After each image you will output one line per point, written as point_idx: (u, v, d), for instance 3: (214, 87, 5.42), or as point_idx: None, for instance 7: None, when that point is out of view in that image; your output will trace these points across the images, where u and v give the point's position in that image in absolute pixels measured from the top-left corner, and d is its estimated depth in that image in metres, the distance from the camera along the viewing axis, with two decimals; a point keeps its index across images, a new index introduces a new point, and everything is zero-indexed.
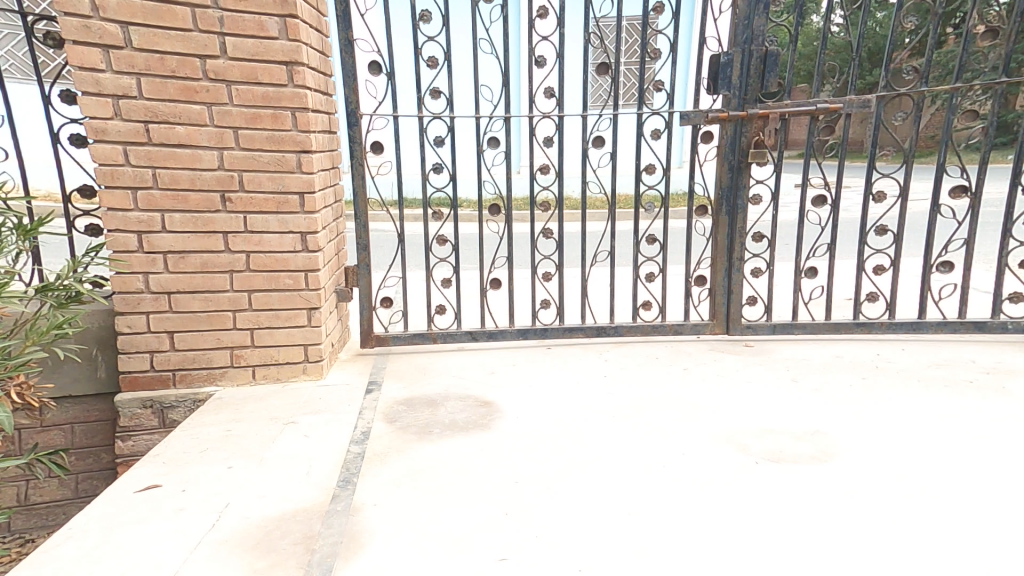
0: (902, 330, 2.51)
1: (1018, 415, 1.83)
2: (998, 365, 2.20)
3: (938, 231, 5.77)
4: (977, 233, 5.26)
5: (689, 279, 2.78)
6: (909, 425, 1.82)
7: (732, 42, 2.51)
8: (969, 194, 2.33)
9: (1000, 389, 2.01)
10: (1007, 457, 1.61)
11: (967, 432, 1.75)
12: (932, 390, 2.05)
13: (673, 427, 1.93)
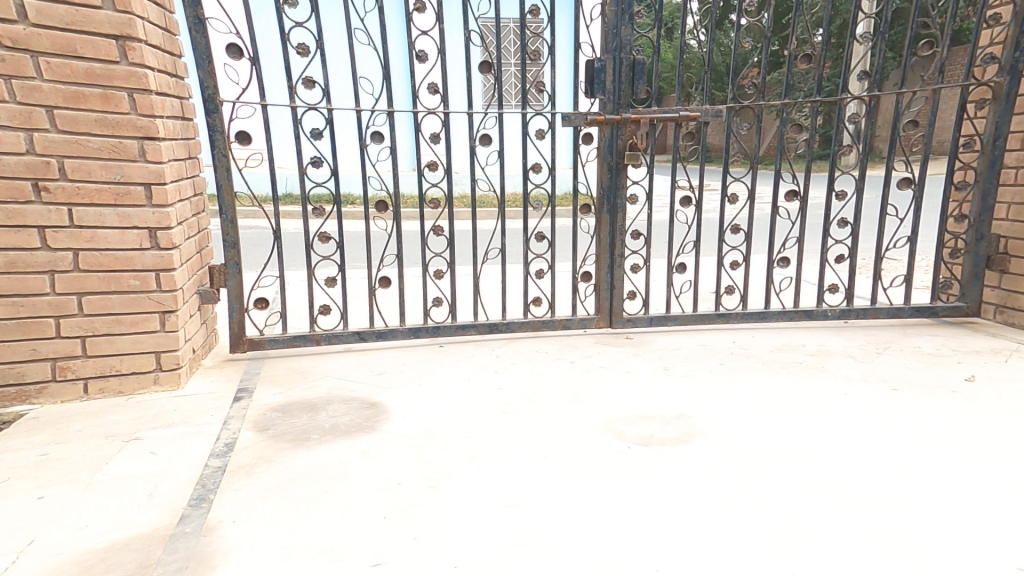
0: (752, 319, 2.84)
1: (837, 387, 2.15)
2: (822, 347, 2.56)
3: (779, 230, 6.65)
4: (808, 232, 6.14)
5: (575, 275, 2.91)
6: (757, 404, 2.05)
7: (604, 49, 2.66)
8: (799, 197, 2.68)
9: (825, 367, 2.34)
10: (830, 424, 1.88)
11: (801, 406, 2.02)
12: (775, 371, 2.34)
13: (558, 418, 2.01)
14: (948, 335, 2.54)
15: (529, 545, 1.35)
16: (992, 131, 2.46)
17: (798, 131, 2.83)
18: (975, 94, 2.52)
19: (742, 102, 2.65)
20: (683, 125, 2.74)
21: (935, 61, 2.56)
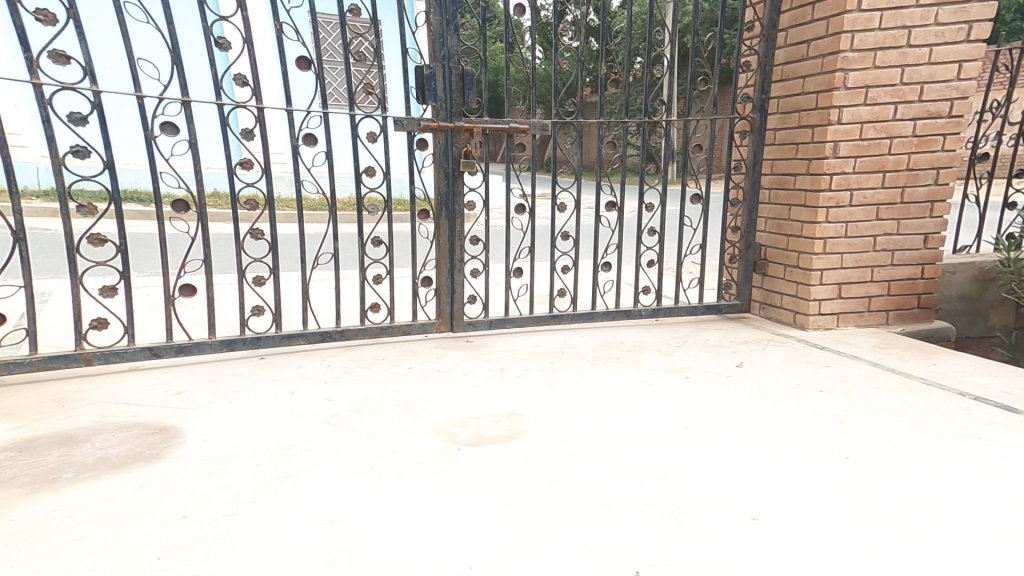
0: (582, 319, 3.07)
1: (646, 378, 2.41)
2: (636, 343, 2.85)
3: (600, 237, 7.39)
4: (623, 239, 6.93)
5: (415, 280, 2.83)
6: (580, 399, 2.21)
7: (433, 57, 2.67)
8: (617, 208, 2.96)
9: (637, 361, 2.61)
10: (639, 411, 2.10)
11: (619, 398, 2.20)
12: (597, 367, 2.54)
13: (388, 426, 1.93)
14: (730, 327, 3.01)
15: (340, 562, 1.26)
16: (754, 156, 3.02)
17: (614, 149, 3.16)
18: (739, 126, 3.08)
19: (566, 119, 2.92)
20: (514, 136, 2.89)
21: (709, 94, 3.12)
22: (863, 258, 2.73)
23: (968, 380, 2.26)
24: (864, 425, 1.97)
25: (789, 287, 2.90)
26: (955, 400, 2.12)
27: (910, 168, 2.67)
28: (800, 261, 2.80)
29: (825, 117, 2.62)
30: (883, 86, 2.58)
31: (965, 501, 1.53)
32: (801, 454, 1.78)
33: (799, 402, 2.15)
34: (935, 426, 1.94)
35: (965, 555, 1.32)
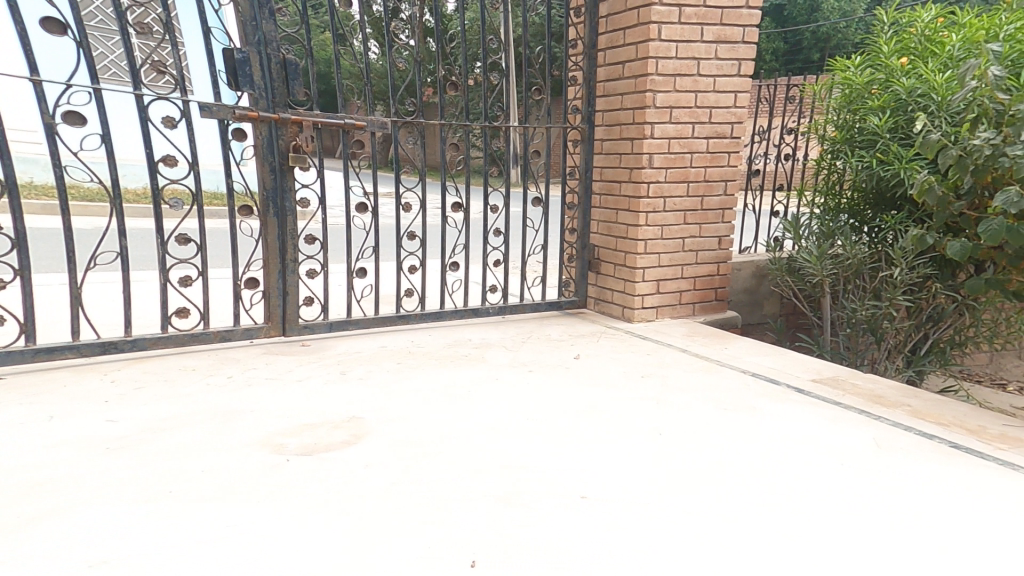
0: (430, 319, 2.99)
1: (492, 374, 2.43)
2: (483, 342, 2.85)
3: (446, 238, 7.43)
4: (468, 239, 7.05)
5: (237, 282, 2.45)
6: (427, 396, 2.15)
7: (245, 41, 2.41)
8: (464, 209, 2.96)
9: (484, 358, 2.62)
10: (483, 406, 2.11)
11: (465, 395, 2.18)
12: (444, 365, 2.49)
13: (201, 442, 1.73)
14: (569, 322, 3.21)
15: None
16: (585, 164, 3.29)
17: (456, 152, 3.21)
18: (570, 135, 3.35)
19: (406, 117, 2.80)
20: (350, 132, 2.72)
21: (542, 105, 3.30)
22: (672, 257, 3.12)
23: (748, 361, 2.72)
24: (676, 404, 2.24)
25: (618, 284, 3.20)
26: (739, 379, 2.53)
27: (705, 179, 3.13)
28: (626, 260, 3.12)
29: (640, 132, 2.96)
30: (683, 108, 3.00)
31: (745, 463, 1.82)
32: (624, 435, 1.96)
33: (626, 389, 2.36)
34: (725, 402, 2.29)
35: (756, 512, 1.56)
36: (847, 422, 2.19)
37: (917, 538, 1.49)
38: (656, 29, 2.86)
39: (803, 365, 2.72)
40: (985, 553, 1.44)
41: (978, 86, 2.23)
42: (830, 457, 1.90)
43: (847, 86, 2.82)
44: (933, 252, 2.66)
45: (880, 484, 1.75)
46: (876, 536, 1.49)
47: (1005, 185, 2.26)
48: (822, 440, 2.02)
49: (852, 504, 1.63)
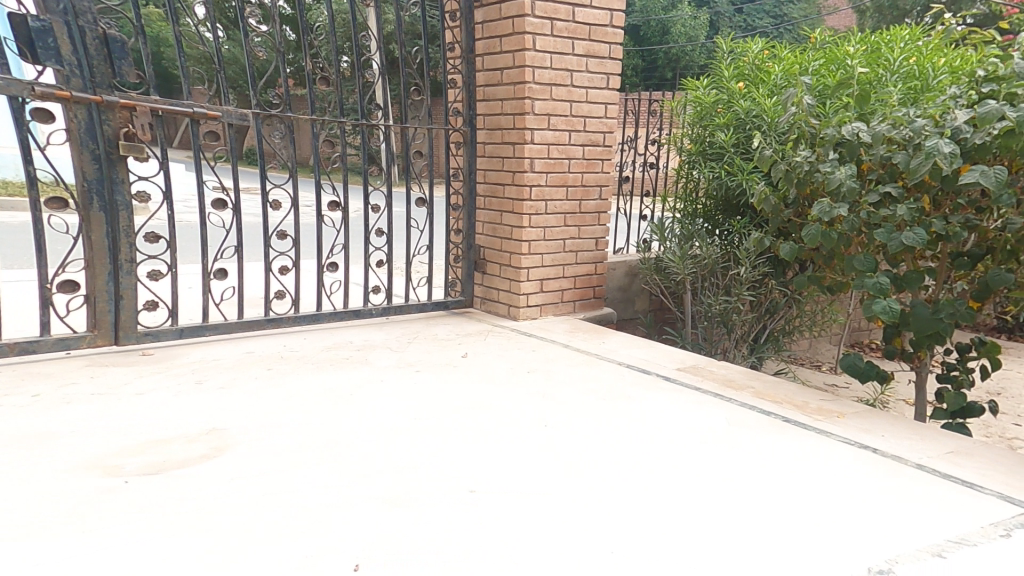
0: (305, 321, 2.83)
1: (374, 377, 2.33)
2: (365, 343, 2.73)
3: (323, 237, 7.04)
4: (348, 238, 6.75)
5: (52, 286, 2.17)
6: (300, 404, 2.06)
7: (43, 9, 2.17)
8: (341, 207, 2.77)
9: (367, 361, 2.50)
10: (363, 409, 2.06)
11: (342, 399, 2.12)
12: (321, 369, 2.38)
13: (20, 470, 1.57)
14: (456, 322, 3.15)
15: None
16: (469, 166, 3.28)
17: (331, 147, 2.97)
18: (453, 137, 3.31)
19: (269, 110, 2.65)
20: (201, 122, 2.52)
21: (423, 105, 3.19)
22: (552, 258, 3.22)
23: (624, 354, 2.89)
24: (561, 396, 2.32)
25: (504, 283, 3.23)
26: (616, 370, 2.69)
27: (582, 184, 3.26)
28: (511, 260, 3.16)
29: (521, 137, 3.03)
30: (560, 116, 3.11)
31: (623, 447, 1.96)
32: (513, 429, 2.01)
33: (512, 384, 2.39)
34: (605, 392, 2.42)
35: (629, 493, 1.68)
36: (707, 404, 2.44)
37: (759, 499, 1.71)
38: (530, 40, 2.95)
39: (669, 356, 2.97)
40: (810, 506, 1.71)
41: (797, 111, 2.60)
42: (692, 435, 2.11)
43: (697, 105, 3.16)
44: (769, 253, 3.04)
45: (732, 456, 1.99)
46: (729, 501, 1.69)
47: (820, 196, 2.66)
48: (687, 421, 2.23)
49: (709, 474, 1.84)
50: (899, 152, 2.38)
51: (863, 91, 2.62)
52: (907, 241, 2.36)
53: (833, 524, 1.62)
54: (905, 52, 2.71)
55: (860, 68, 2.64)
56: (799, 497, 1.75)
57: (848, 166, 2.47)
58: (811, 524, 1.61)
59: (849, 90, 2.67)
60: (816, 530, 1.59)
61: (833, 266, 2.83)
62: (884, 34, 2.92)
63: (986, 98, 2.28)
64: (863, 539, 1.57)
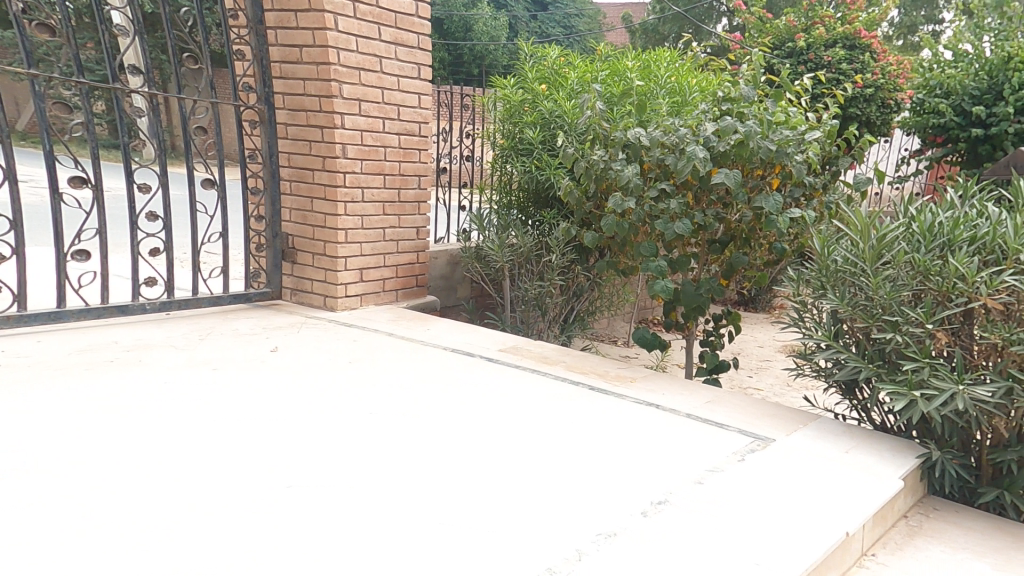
0: (38, 321, 2.43)
1: (146, 381, 2.11)
2: (137, 342, 2.44)
3: (70, 222, 5.78)
4: (108, 224, 5.65)
5: None
6: (42, 421, 1.78)
7: None
8: (90, 185, 2.35)
9: (139, 362, 2.26)
10: (145, 417, 1.87)
11: (104, 410, 1.88)
12: (72, 374, 2.09)
13: None
14: (261, 315, 2.89)
15: None
16: (268, 148, 2.95)
17: (65, 113, 2.38)
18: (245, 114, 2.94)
19: None
20: None
21: (202, 75, 2.72)
22: (372, 246, 3.06)
23: (447, 338, 2.90)
24: (382, 384, 2.31)
25: (317, 273, 2.99)
26: (443, 352, 2.73)
27: (400, 172, 3.15)
28: (326, 250, 2.94)
29: (330, 121, 2.81)
30: (371, 102, 2.94)
31: (448, 427, 2.08)
32: (337, 419, 2.01)
33: (328, 378, 2.29)
34: (433, 374, 2.48)
35: (446, 469, 1.82)
36: (525, 380, 2.62)
37: (564, 463, 1.97)
38: (332, 19, 2.75)
39: (491, 339, 3.08)
40: (603, 464, 2.02)
41: (591, 115, 2.93)
42: (512, 408, 2.32)
43: (506, 102, 3.30)
44: (575, 242, 3.33)
45: (545, 424, 2.24)
46: (538, 468, 1.92)
47: (613, 191, 3.01)
48: (508, 395, 2.43)
49: (524, 444, 2.06)
50: (669, 155, 2.82)
51: (640, 101, 3.04)
52: (678, 231, 2.84)
53: (619, 477, 1.94)
54: (669, 72, 3.22)
55: (637, 81, 3.06)
56: (595, 457, 2.06)
57: (634, 166, 2.86)
58: (602, 479, 1.91)
59: (630, 99, 3.08)
60: (605, 483, 1.89)
61: (625, 252, 3.22)
62: (653, 53, 3.41)
63: (725, 114, 2.86)
64: (639, 485, 1.91)
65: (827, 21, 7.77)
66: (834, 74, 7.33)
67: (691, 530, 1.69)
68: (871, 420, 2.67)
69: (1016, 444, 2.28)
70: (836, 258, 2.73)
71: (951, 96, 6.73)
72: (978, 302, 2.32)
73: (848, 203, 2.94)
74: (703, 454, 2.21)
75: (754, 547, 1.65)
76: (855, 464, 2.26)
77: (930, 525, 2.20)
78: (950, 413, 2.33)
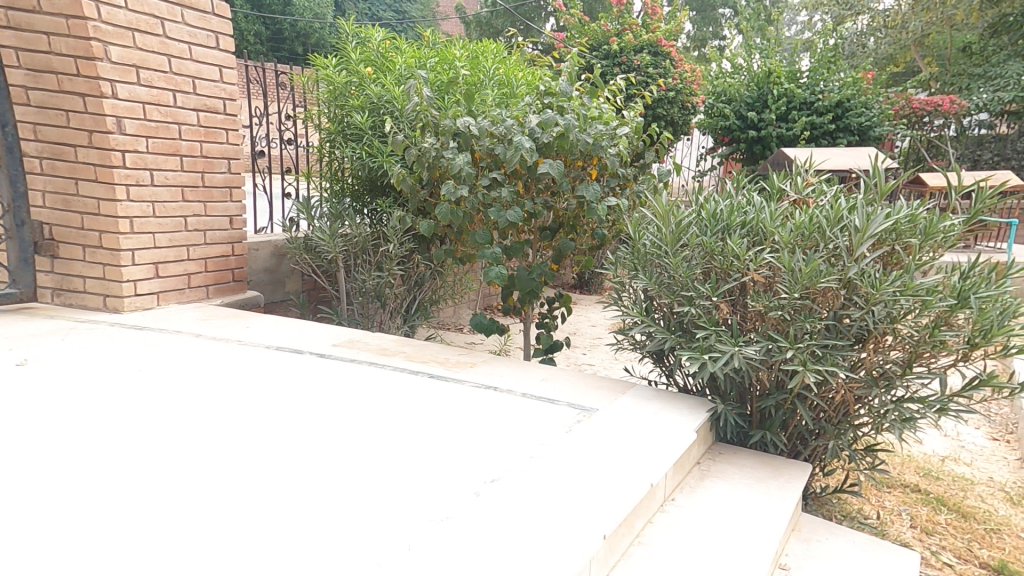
0: None
1: None
2: None
3: None
4: None
5: None
6: None
7: None
8: None
9: None
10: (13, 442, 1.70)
11: None
12: None
13: None
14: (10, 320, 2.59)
15: None
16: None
17: None
18: None
19: None
20: None
21: None
22: (177, 237, 2.94)
23: (268, 335, 2.75)
24: (281, 387, 2.27)
25: (93, 269, 2.78)
26: (270, 355, 2.53)
27: (205, 155, 3.05)
28: (103, 241, 2.73)
29: (97, 89, 2.57)
30: (152, 70, 2.76)
31: (357, 429, 2.07)
32: (231, 432, 1.91)
33: (217, 387, 2.19)
34: (256, 379, 2.29)
35: (364, 460, 1.87)
36: (363, 373, 2.56)
37: (400, 454, 1.95)
38: None
39: (331, 335, 2.95)
40: (440, 449, 2.04)
41: (418, 102, 2.89)
42: (345, 405, 2.24)
43: (330, 83, 3.15)
44: (413, 231, 3.28)
45: (381, 416, 2.20)
46: (372, 462, 1.87)
47: (447, 179, 3.01)
48: (342, 392, 2.33)
49: (358, 440, 1.99)
50: (498, 144, 2.91)
51: (468, 91, 3.08)
52: (510, 219, 2.93)
53: (455, 461, 1.98)
54: (496, 64, 3.34)
55: (464, 71, 3.10)
56: (433, 443, 2.07)
57: (464, 154, 2.88)
58: (439, 464, 1.93)
59: (459, 88, 3.10)
60: (442, 468, 1.91)
61: (462, 240, 3.26)
62: (480, 45, 3.53)
63: (547, 107, 3.05)
64: (474, 466, 1.97)
65: (635, 28, 8.63)
66: (642, 76, 8.19)
67: (521, 503, 1.79)
68: (676, 382, 3.07)
69: (774, 393, 2.71)
70: (645, 242, 3.06)
71: (732, 102, 8.80)
72: (747, 277, 2.72)
73: (654, 192, 3.31)
74: (534, 429, 2.35)
75: (577, 508, 1.80)
76: (661, 422, 2.57)
77: (717, 467, 2.59)
78: (731, 370, 2.74)
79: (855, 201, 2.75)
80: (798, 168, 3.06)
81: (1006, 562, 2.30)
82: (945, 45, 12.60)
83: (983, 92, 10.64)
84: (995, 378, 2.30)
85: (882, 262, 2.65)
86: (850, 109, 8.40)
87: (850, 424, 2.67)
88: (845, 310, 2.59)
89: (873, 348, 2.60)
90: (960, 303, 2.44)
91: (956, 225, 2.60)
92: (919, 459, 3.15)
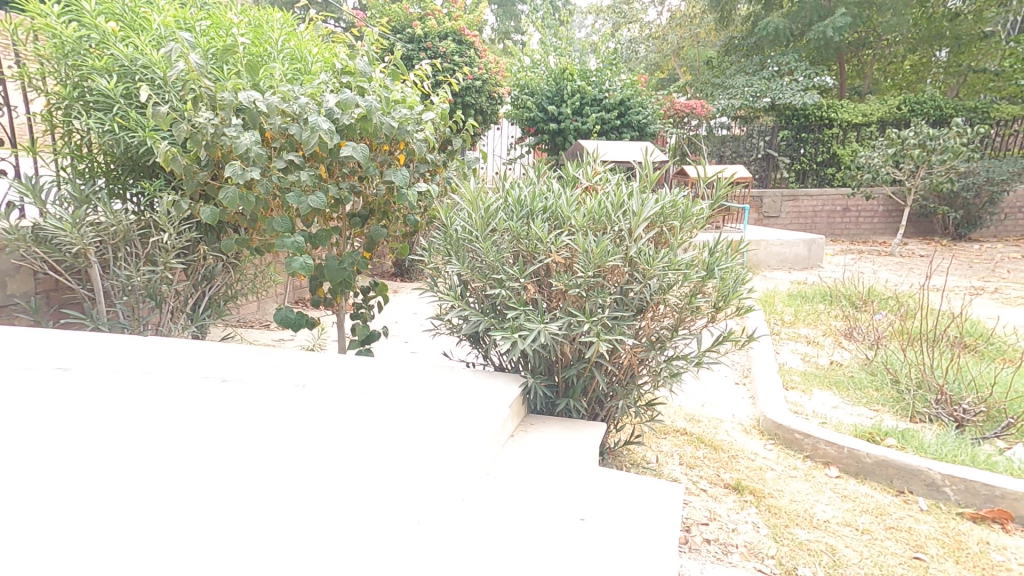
0: None
1: None
2: None
3: None
4: None
5: None
6: None
7: None
8: None
9: None
10: None
11: None
12: None
13: None
14: None
15: None
16: None
17: None
18: None
19: None
20: None
21: None
22: None
23: (18, 356, 2.52)
24: (138, 399, 2.29)
25: None
26: (68, 396, 2.26)
27: None
28: None
29: None
30: None
31: (227, 420, 2.19)
32: (113, 446, 1.97)
33: (75, 410, 2.18)
34: (43, 437, 1.99)
35: (247, 442, 2.06)
36: (138, 393, 2.33)
37: (201, 503, 1.71)
38: None
39: (103, 351, 2.65)
40: (251, 476, 1.86)
41: (186, 69, 2.51)
42: (121, 459, 1.91)
43: (54, 36, 2.64)
44: (193, 218, 2.90)
45: (189, 455, 1.95)
46: (229, 494, 1.76)
47: (231, 160, 2.67)
48: (114, 444, 1.98)
49: (141, 502, 1.70)
50: (292, 124, 2.65)
51: (251, 63, 2.76)
52: (312, 204, 2.70)
53: (273, 484, 1.83)
54: (284, 35, 3.15)
55: (242, 38, 2.79)
56: (272, 452, 2.00)
57: (251, 133, 2.56)
58: (254, 500, 1.75)
59: (239, 58, 2.80)
60: (254, 505, 1.72)
61: (258, 228, 2.94)
62: (263, 12, 3.29)
63: (345, 87, 2.90)
64: (295, 480, 1.86)
65: (437, 14, 8.60)
66: (447, 64, 8.29)
67: (358, 518, 1.71)
68: (491, 362, 3.17)
69: (576, 363, 2.95)
70: (456, 227, 3.11)
71: (535, 95, 9.91)
72: (550, 258, 2.87)
73: (463, 179, 3.40)
74: (351, 426, 2.23)
75: (408, 506, 1.77)
76: (478, 396, 2.60)
77: (526, 436, 2.71)
78: (539, 347, 2.90)
79: (632, 189, 3.13)
80: (588, 158, 3.36)
81: (742, 480, 2.87)
82: (696, 59, 15.44)
83: (721, 98, 13.23)
84: (733, 334, 2.80)
85: (654, 242, 3.05)
86: (631, 107, 9.84)
87: (635, 385, 3.05)
88: (629, 285, 2.90)
89: (650, 317, 2.98)
90: (709, 274, 2.92)
91: (704, 209, 3.14)
92: (686, 407, 3.78)
